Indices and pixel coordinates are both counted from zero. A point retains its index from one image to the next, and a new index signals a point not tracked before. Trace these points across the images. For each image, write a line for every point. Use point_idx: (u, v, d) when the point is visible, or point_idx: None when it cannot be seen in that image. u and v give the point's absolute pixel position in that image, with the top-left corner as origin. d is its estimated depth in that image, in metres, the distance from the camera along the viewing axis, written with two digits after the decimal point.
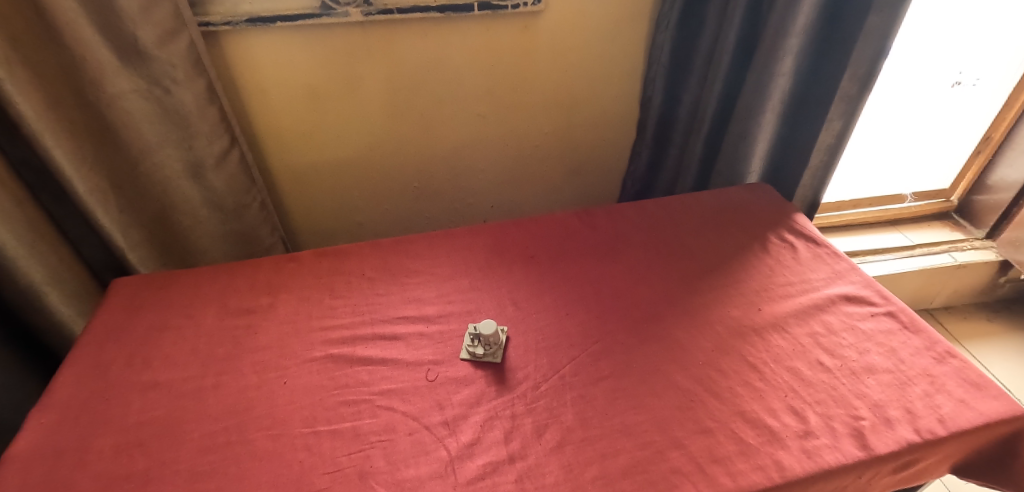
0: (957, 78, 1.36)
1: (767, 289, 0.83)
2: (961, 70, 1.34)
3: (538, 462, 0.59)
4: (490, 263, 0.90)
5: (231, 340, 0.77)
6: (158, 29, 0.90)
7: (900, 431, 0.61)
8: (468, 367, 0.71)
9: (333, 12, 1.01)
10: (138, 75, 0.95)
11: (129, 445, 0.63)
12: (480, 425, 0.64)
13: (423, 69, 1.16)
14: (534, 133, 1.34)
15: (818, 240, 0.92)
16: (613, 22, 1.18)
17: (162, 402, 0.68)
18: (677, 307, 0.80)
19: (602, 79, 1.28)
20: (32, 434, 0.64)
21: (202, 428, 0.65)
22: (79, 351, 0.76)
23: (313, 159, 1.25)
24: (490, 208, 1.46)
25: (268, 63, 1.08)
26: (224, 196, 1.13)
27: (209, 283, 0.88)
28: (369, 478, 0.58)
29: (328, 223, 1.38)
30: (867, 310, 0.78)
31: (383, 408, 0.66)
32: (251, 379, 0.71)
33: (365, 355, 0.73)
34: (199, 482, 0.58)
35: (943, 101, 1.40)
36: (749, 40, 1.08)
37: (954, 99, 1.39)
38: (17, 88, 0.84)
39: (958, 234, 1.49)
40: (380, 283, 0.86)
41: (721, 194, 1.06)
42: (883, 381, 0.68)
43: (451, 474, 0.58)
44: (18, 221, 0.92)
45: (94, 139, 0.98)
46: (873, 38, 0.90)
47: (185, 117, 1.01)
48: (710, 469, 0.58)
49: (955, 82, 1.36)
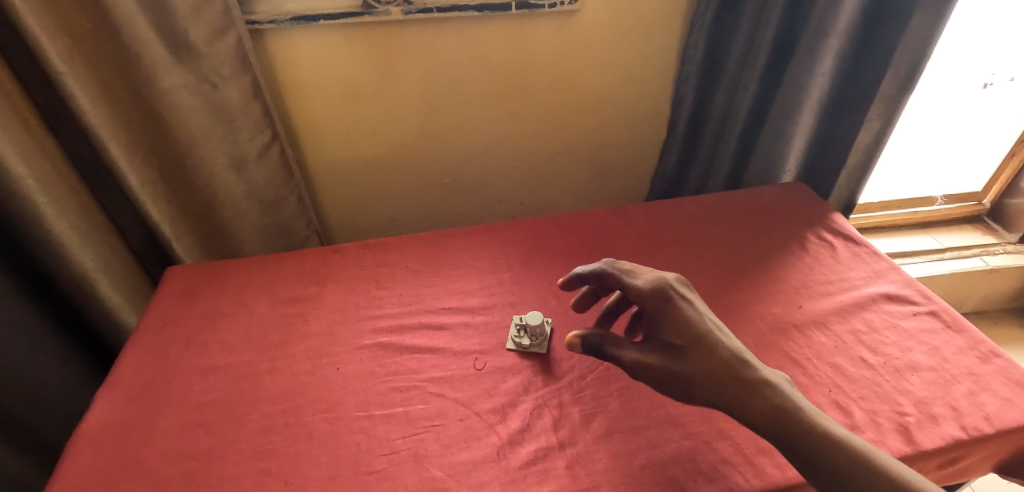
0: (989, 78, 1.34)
1: (807, 287, 0.83)
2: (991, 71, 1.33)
3: (587, 449, 0.61)
4: (530, 257, 0.91)
5: (282, 327, 0.80)
6: (208, 27, 0.94)
7: (945, 428, 0.62)
8: (514, 356, 0.73)
9: (375, 11, 1.04)
10: (187, 72, 0.99)
11: (193, 424, 0.66)
12: (529, 412, 0.66)
13: (458, 67, 1.18)
14: (564, 131, 1.35)
15: (856, 240, 0.92)
16: (646, 20, 1.20)
17: (221, 384, 0.71)
18: (717, 304, 0.81)
19: (633, 77, 1.29)
20: (100, 412, 0.68)
21: (262, 410, 0.67)
22: (137, 336, 0.79)
23: (350, 155, 1.28)
24: (518, 205, 1.48)
25: (311, 59, 1.11)
26: (263, 191, 1.17)
27: (258, 272, 0.91)
28: (425, 460, 0.61)
29: (361, 217, 1.41)
30: (909, 309, 0.78)
31: (434, 394, 0.68)
32: (306, 364, 0.74)
33: (413, 344, 0.76)
34: (262, 461, 0.61)
35: (976, 102, 1.38)
36: (787, 39, 1.08)
37: (987, 100, 1.37)
38: (76, 82, 0.89)
39: (990, 238, 1.48)
40: (424, 275, 0.88)
41: (755, 192, 1.06)
42: (927, 378, 0.68)
43: (503, 459, 0.60)
44: (73, 209, 0.97)
45: (143, 132, 1.03)
46: (915, 38, 0.90)
47: (229, 114, 1.05)
48: (757, 459, 0.59)
49: (987, 83, 1.34)
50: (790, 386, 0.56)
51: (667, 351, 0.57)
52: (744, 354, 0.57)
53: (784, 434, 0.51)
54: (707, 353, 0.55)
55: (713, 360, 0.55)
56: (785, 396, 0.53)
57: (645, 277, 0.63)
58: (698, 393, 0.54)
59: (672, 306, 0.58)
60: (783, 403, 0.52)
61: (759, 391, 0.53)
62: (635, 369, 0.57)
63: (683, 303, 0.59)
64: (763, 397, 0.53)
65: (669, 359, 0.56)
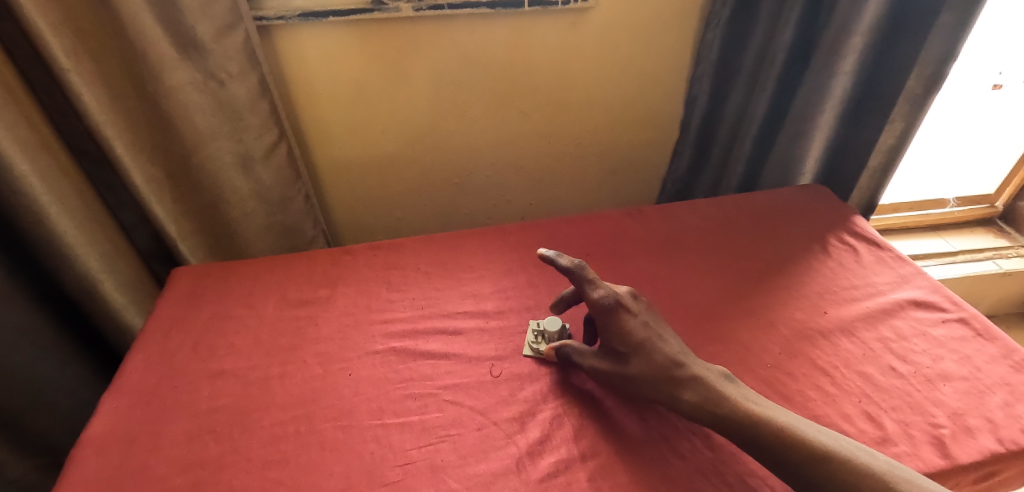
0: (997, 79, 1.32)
1: (831, 292, 0.81)
2: (999, 72, 1.31)
3: (610, 461, 0.59)
4: (545, 260, 0.89)
5: (292, 331, 0.78)
6: (216, 23, 0.91)
7: (982, 441, 0.60)
8: (531, 363, 0.71)
9: (384, 7, 1.02)
10: (193, 68, 0.96)
11: (202, 431, 0.64)
12: (548, 422, 0.63)
13: (469, 65, 1.16)
14: (575, 130, 1.33)
15: (880, 243, 0.90)
16: (661, 18, 1.17)
17: (230, 390, 0.69)
18: (739, 309, 0.79)
19: (646, 76, 1.27)
20: (105, 418, 0.66)
21: (273, 417, 0.65)
22: (143, 339, 0.77)
23: (358, 154, 1.26)
24: (527, 206, 1.45)
25: (319, 57, 1.09)
26: (269, 191, 1.15)
27: (267, 274, 0.89)
28: (442, 472, 0.58)
29: (368, 218, 1.39)
30: (938, 316, 0.76)
31: (450, 402, 0.66)
32: (317, 369, 0.72)
33: (427, 349, 0.73)
34: (273, 471, 0.59)
35: (986, 103, 1.36)
36: (806, 38, 1.06)
37: (996, 100, 1.35)
38: (81, 78, 0.87)
39: (1003, 241, 1.45)
40: (436, 278, 0.86)
41: (772, 194, 1.04)
42: (960, 388, 0.66)
43: (523, 470, 0.58)
44: (77, 208, 0.95)
45: (148, 130, 1.01)
46: (942, 37, 0.87)
47: (236, 112, 1.03)
48: None
49: (996, 84, 1.32)
50: (727, 380, 0.60)
51: (616, 357, 0.64)
52: (681, 354, 0.61)
53: (715, 421, 0.55)
54: (645, 357, 0.61)
55: (650, 364, 0.60)
56: (714, 386, 0.57)
57: (601, 289, 0.64)
58: (640, 392, 0.61)
59: (614, 316, 0.63)
60: (713, 395, 0.57)
61: (689, 387, 0.58)
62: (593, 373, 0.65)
63: (628, 315, 0.63)
64: (696, 392, 0.58)
65: (616, 364, 0.63)
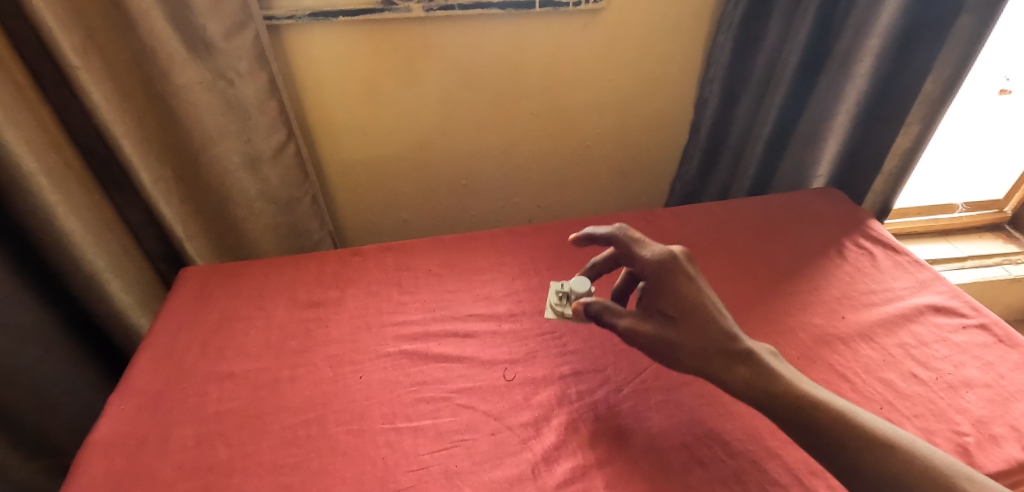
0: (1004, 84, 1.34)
1: (848, 297, 0.80)
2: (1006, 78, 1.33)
3: (627, 468, 0.58)
4: (557, 262, 0.88)
5: (302, 333, 0.77)
6: (225, 22, 0.91)
7: (1008, 449, 0.58)
8: (545, 367, 0.70)
9: (394, 7, 1.01)
10: (203, 68, 0.96)
11: (210, 434, 0.63)
12: (563, 427, 0.62)
13: (480, 66, 1.16)
14: (585, 133, 1.32)
15: (897, 248, 0.88)
16: (672, 20, 1.17)
17: (239, 393, 0.68)
18: (756, 314, 0.77)
19: (656, 78, 1.26)
20: (113, 420, 0.65)
21: (283, 420, 0.64)
22: (151, 340, 0.76)
23: (367, 155, 1.25)
24: (535, 209, 1.44)
25: (330, 58, 1.08)
26: (277, 191, 1.14)
27: (276, 275, 0.88)
28: (456, 478, 0.57)
29: (375, 219, 1.38)
30: (958, 321, 0.75)
31: (463, 406, 0.65)
32: (327, 372, 0.71)
33: (440, 352, 0.72)
34: (284, 476, 0.58)
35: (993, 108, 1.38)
36: (821, 41, 1.05)
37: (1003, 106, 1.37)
38: (90, 77, 0.87)
39: (1012, 246, 1.44)
40: (447, 280, 0.85)
41: (786, 197, 1.02)
42: (984, 396, 0.65)
43: (539, 476, 0.57)
44: (84, 207, 0.94)
45: (157, 130, 1.01)
46: (962, 39, 0.87)
47: (245, 112, 1.02)
48: (809, 481, 0.56)
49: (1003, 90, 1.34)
50: (777, 358, 0.56)
51: (663, 321, 0.58)
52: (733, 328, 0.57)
53: (769, 399, 0.51)
54: (701, 324, 0.56)
55: (704, 332, 0.56)
56: (771, 365, 0.53)
57: (652, 248, 0.62)
58: (686, 362, 0.55)
59: (673, 278, 0.58)
60: (768, 372, 0.53)
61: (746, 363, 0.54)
62: (629, 335, 0.58)
63: (685, 277, 0.58)
64: (752, 368, 0.54)
65: (663, 328, 0.57)
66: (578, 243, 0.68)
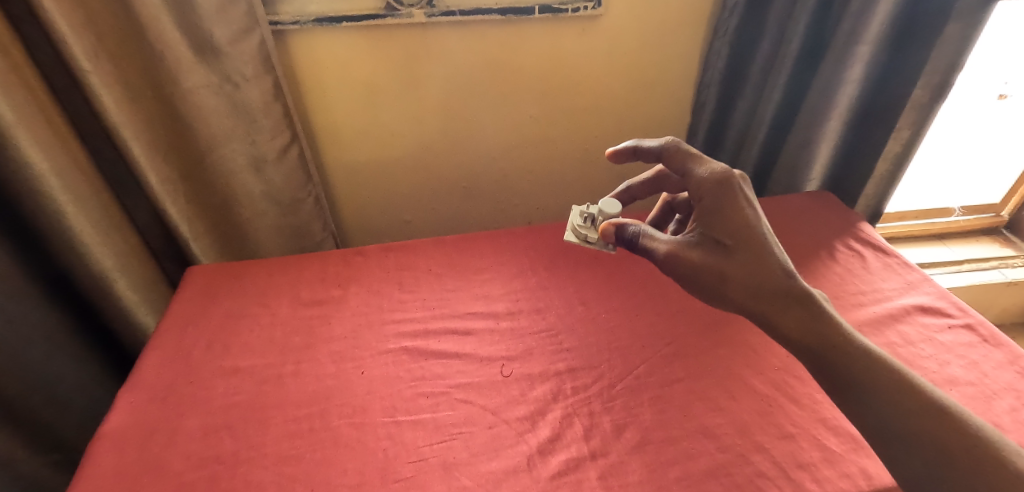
0: (1002, 89, 1.34)
1: (838, 297, 0.82)
2: (1004, 83, 1.33)
3: (620, 460, 0.60)
4: (554, 262, 0.90)
5: (306, 329, 0.79)
6: (232, 27, 0.93)
7: None
8: (541, 363, 0.72)
9: (397, 13, 1.04)
10: (210, 72, 0.98)
11: (216, 427, 0.65)
12: (558, 421, 0.64)
13: (481, 70, 1.18)
14: (584, 136, 1.35)
15: (886, 250, 0.91)
16: (669, 26, 1.19)
17: (244, 387, 0.70)
18: None
19: (654, 83, 1.28)
20: (122, 413, 0.67)
21: (287, 414, 0.66)
22: (159, 336, 0.79)
23: (369, 157, 1.28)
24: (534, 210, 1.47)
25: (334, 62, 1.11)
26: (280, 193, 1.16)
27: (281, 273, 0.90)
28: (454, 469, 0.59)
29: (377, 220, 1.40)
30: (944, 321, 0.77)
31: (461, 401, 0.67)
32: (330, 367, 0.73)
33: (439, 349, 0.75)
34: (287, 466, 0.60)
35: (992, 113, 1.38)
36: (814, 46, 1.07)
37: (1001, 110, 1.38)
38: (101, 80, 0.89)
39: (1009, 250, 1.45)
40: (447, 279, 0.87)
41: (780, 200, 1.04)
42: (967, 393, 0.67)
43: (534, 468, 0.59)
44: (93, 207, 0.96)
45: (165, 132, 1.03)
46: (950, 46, 0.89)
47: (250, 114, 1.04)
48: (794, 474, 0.58)
49: (1001, 94, 1.35)
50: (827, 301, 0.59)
51: (715, 248, 0.59)
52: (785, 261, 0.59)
53: (817, 341, 0.54)
54: (757, 255, 0.57)
55: (758, 263, 0.57)
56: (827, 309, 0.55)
57: (708, 167, 0.63)
58: (737, 293, 0.58)
59: (735, 202, 0.59)
60: (824, 318, 0.55)
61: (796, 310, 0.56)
62: (672, 260, 0.61)
63: (744, 201, 0.59)
64: (799, 315, 0.56)
65: (714, 256, 0.59)
66: (621, 154, 0.71)
